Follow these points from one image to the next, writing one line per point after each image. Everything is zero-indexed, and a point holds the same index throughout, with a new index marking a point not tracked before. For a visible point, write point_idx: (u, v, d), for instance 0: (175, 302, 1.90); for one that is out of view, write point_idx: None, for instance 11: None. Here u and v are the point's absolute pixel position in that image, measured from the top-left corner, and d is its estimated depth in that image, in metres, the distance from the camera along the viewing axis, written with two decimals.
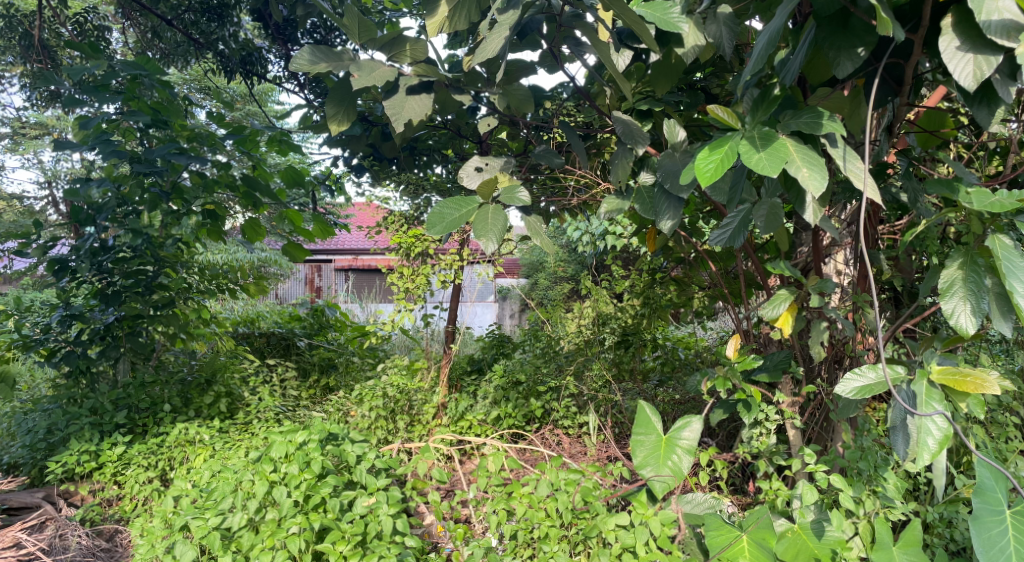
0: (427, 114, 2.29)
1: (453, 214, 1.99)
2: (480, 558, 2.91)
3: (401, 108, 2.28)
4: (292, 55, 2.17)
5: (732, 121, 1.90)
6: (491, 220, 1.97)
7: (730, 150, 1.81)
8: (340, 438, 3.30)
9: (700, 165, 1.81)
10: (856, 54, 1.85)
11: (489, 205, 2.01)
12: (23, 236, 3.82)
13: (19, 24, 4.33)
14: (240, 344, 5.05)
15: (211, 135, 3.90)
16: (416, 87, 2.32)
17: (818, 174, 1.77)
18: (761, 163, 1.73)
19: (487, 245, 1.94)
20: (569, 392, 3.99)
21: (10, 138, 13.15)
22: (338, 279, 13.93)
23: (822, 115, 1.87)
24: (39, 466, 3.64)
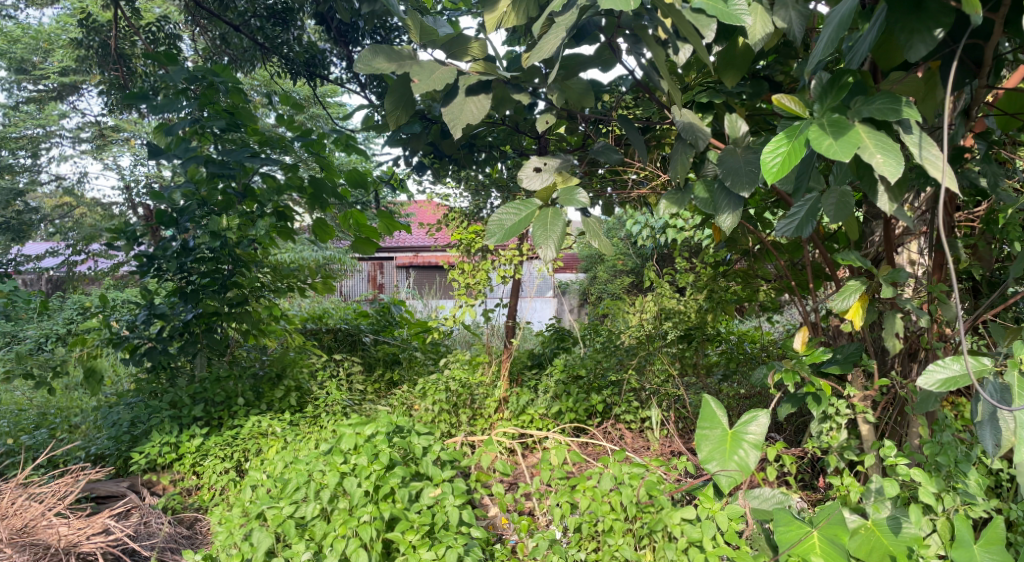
0: (485, 116, 2.26)
1: (515, 220, 1.97)
2: (546, 550, 2.94)
3: (460, 111, 2.26)
4: (357, 53, 2.17)
5: (801, 111, 1.91)
6: (551, 228, 1.94)
7: (799, 141, 1.78)
8: (406, 431, 3.38)
9: (767, 159, 1.80)
10: (931, 35, 1.80)
11: (549, 209, 1.98)
12: (109, 237, 4.03)
13: (98, 35, 4.53)
14: (309, 340, 5.21)
15: (280, 139, 4.04)
16: (475, 88, 2.28)
17: (894, 159, 1.71)
18: (830, 149, 1.69)
19: (545, 252, 1.91)
20: (630, 386, 4.01)
21: (96, 144, 13.92)
22: (398, 276, 14.18)
23: (897, 100, 1.81)
24: (123, 456, 3.83)
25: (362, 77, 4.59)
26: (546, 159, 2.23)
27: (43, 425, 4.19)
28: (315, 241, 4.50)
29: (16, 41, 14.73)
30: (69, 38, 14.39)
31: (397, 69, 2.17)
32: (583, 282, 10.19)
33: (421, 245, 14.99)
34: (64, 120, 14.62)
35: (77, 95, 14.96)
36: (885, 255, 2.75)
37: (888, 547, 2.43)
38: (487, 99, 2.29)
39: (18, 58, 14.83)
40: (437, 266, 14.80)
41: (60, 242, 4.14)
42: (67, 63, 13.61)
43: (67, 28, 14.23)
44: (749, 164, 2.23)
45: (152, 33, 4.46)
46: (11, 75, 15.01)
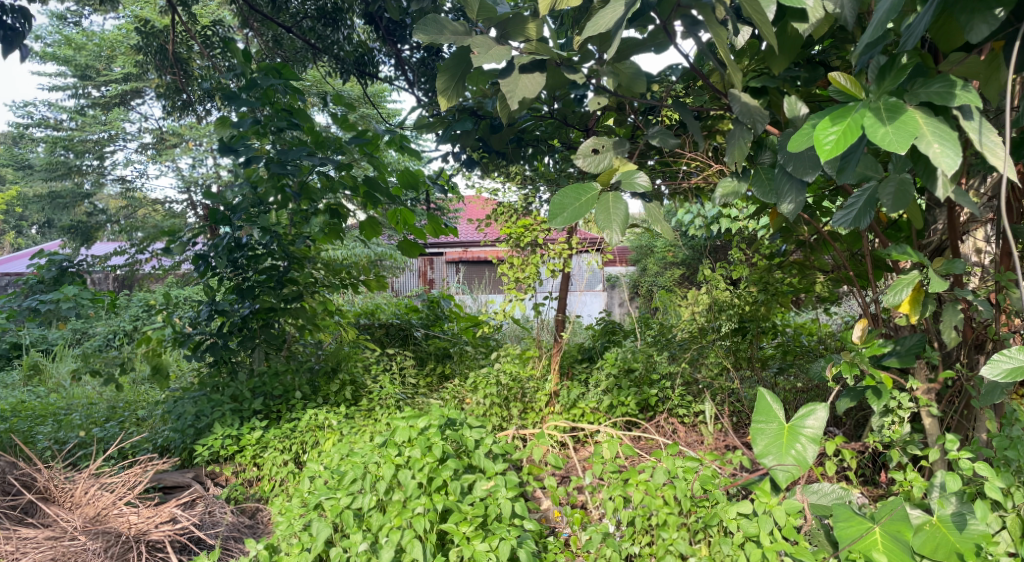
0: (539, 93, 2.27)
1: (575, 204, 1.97)
2: (599, 543, 2.95)
3: (514, 87, 2.27)
4: (413, 25, 2.18)
5: (856, 91, 1.87)
6: (612, 211, 1.94)
7: (854, 121, 1.70)
8: (458, 424, 3.40)
9: (820, 137, 1.71)
10: (993, 15, 1.75)
11: (609, 193, 1.98)
12: (169, 237, 4.17)
13: (156, 40, 4.67)
14: (362, 334, 5.31)
15: (337, 139, 4.15)
16: (530, 65, 2.29)
17: (951, 149, 1.66)
18: (886, 139, 1.62)
19: (609, 235, 1.92)
20: (682, 380, 3.98)
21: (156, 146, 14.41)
22: (448, 270, 14.29)
23: (955, 85, 1.77)
24: (188, 448, 3.97)
25: (410, 74, 4.67)
26: (603, 143, 2.34)
27: (112, 418, 4.37)
28: (365, 238, 4.57)
29: (81, 48, 15.41)
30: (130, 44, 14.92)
31: (455, 42, 2.19)
32: (633, 274, 10.12)
33: (470, 239, 15.04)
34: (127, 123, 15.18)
35: (136, 100, 15.49)
36: (950, 243, 2.66)
37: (955, 545, 2.38)
38: (541, 78, 2.29)
39: (82, 65, 15.43)
40: (485, 260, 14.86)
41: (125, 241, 4.30)
42: (130, 69, 14.13)
43: (126, 35, 14.75)
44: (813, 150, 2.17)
45: (208, 36, 4.59)
46: (77, 82, 15.64)
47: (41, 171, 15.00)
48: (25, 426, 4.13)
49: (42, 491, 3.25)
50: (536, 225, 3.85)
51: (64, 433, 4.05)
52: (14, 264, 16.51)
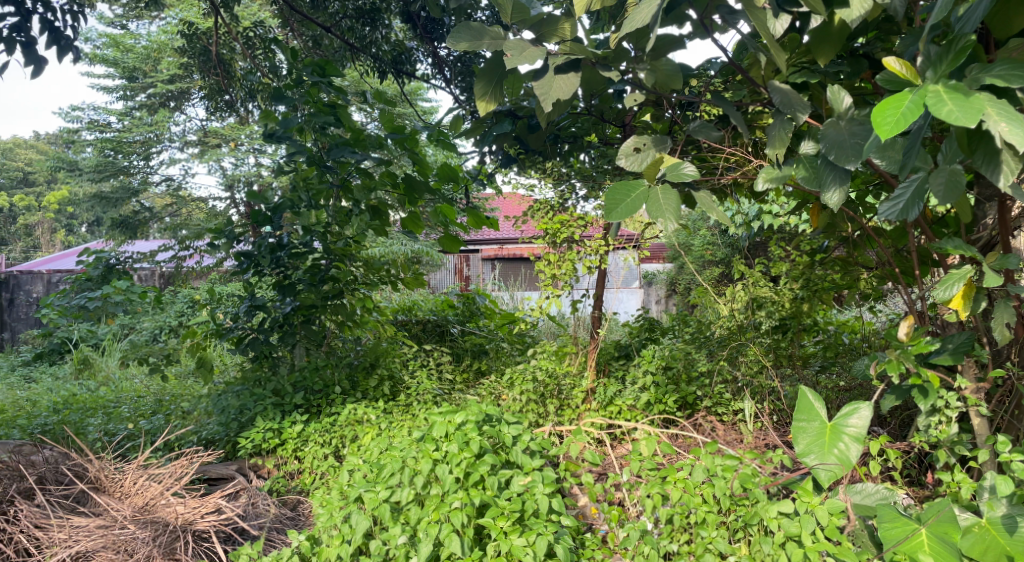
0: (573, 92, 2.24)
1: (627, 198, 1.99)
2: (637, 540, 2.93)
3: (548, 88, 2.25)
4: (447, 33, 2.20)
5: (910, 77, 1.83)
6: (664, 203, 1.97)
7: (914, 102, 1.63)
8: (496, 420, 3.41)
9: (877, 120, 1.61)
10: None
11: (658, 187, 2.02)
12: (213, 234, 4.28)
13: (199, 42, 4.77)
14: (400, 330, 5.36)
15: (377, 137, 4.21)
16: (564, 66, 2.27)
17: (1020, 127, 1.61)
18: (954, 115, 1.57)
19: (665, 224, 1.94)
20: (722, 377, 3.94)
21: (200, 147, 14.72)
22: (484, 268, 14.33)
23: (1017, 66, 1.73)
24: (232, 441, 4.05)
25: (447, 72, 4.71)
26: (644, 142, 2.36)
27: (159, 410, 4.50)
28: (406, 234, 4.59)
29: (128, 51, 15.84)
30: (174, 46, 15.31)
31: (490, 47, 2.19)
32: (671, 271, 10.04)
33: (506, 236, 15.05)
34: (172, 124, 15.59)
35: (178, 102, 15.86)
36: (1001, 238, 2.59)
37: (1005, 547, 2.30)
38: (576, 79, 2.27)
39: (130, 67, 15.86)
40: (520, 257, 14.87)
41: (170, 239, 4.41)
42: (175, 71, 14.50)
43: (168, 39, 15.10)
44: (855, 136, 2.16)
45: (250, 37, 4.68)
46: (125, 85, 16.10)
47: (90, 171, 15.49)
48: (78, 418, 4.27)
49: (93, 481, 3.35)
50: (572, 222, 3.86)
51: (113, 426, 4.17)
52: (65, 262, 17.07)
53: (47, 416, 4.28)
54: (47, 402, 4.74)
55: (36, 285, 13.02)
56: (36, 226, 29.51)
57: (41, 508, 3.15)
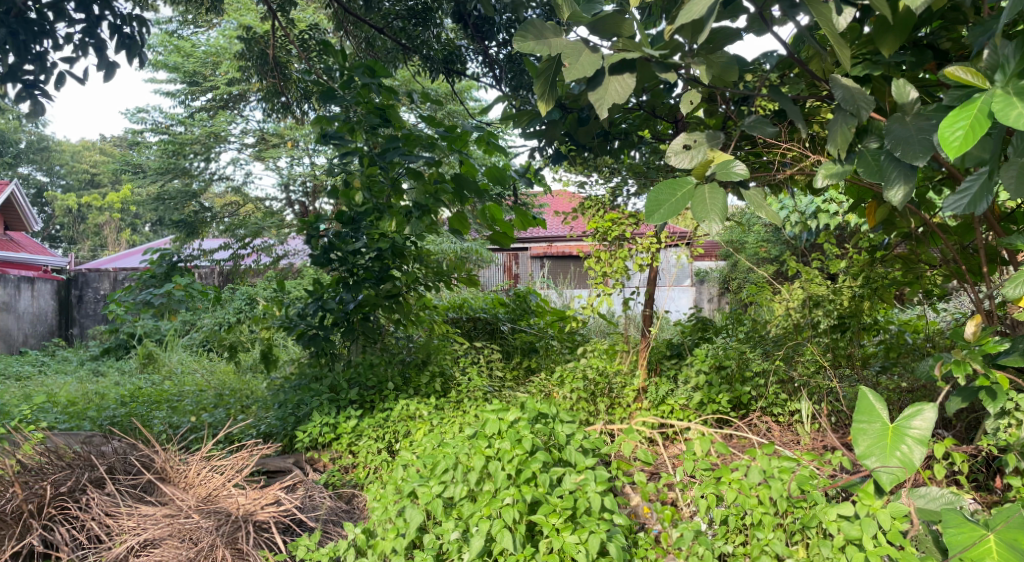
0: (630, 96, 2.19)
1: (672, 198, 1.95)
2: (691, 541, 2.91)
3: (604, 92, 2.21)
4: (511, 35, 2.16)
5: (977, 81, 1.75)
6: (710, 203, 1.93)
7: (981, 111, 1.63)
8: (549, 418, 3.40)
9: (945, 133, 1.63)
10: None
11: (705, 185, 1.97)
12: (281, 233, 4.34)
13: (256, 45, 4.89)
14: (451, 328, 5.42)
15: (426, 135, 4.26)
16: (619, 66, 2.20)
17: None
18: (1022, 121, 1.57)
19: (709, 225, 1.90)
20: (778, 378, 3.88)
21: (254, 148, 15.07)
22: (533, 266, 14.34)
23: None
24: (289, 435, 4.15)
25: (497, 70, 4.74)
26: (695, 138, 2.26)
27: (220, 404, 4.64)
28: (455, 232, 4.62)
29: (187, 55, 16.30)
30: (232, 50, 15.79)
31: (548, 53, 2.13)
32: (724, 270, 9.90)
33: (555, 233, 15.02)
34: (229, 126, 16.04)
35: (230, 105, 16.28)
36: None
37: None
38: (632, 79, 2.21)
39: (190, 71, 16.37)
40: (570, 254, 14.84)
41: (229, 238, 4.54)
42: (233, 74, 14.95)
43: (224, 43, 15.52)
44: (923, 133, 2.10)
45: (305, 39, 4.79)
46: (186, 88, 16.66)
47: (152, 172, 16.10)
48: (144, 411, 4.44)
49: (159, 471, 3.47)
50: (624, 219, 3.79)
51: (177, 419, 4.32)
52: (128, 260, 17.71)
53: (115, 409, 4.46)
54: (115, 395, 4.94)
55: (104, 283, 13.78)
56: (101, 226, 30.73)
57: (111, 497, 3.28)
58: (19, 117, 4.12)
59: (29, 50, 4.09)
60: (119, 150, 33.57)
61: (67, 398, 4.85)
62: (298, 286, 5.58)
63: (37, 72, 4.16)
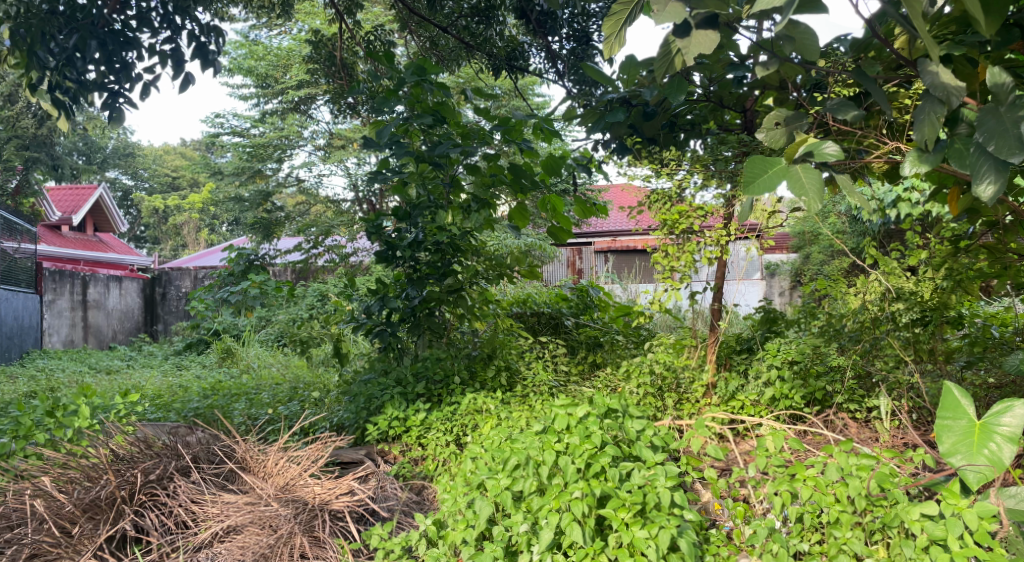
0: (714, 52, 2.10)
1: (763, 173, 1.99)
2: (765, 538, 2.84)
3: (688, 44, 2.13)
4: None
5: None
6: (805, 180, 1.96)
7: None
8: (617, 412, 3.39)
9: None
10: None
11: (799, 164, 1.99)
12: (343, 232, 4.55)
13: (324, 47, 5.03)
14: (515, 322, 5.46)
15: (483, 131, 4.30)
16: (707, 21, 2.12)
17: None
18: None
19: (806, 202, 1.93)
20: (854, 373, 3.77)
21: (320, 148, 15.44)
22: (598, 261, 14.23)
23: None
24: (361, 427, 4.26)
25: (560, 65, 4.77)
26: (784, 116, 2.35)
27: (294, 397, 4.81)
28: (516, 226, 4.64)
29: (261, 59, 16.85)
30: (301, 54, 16.25)
31: None
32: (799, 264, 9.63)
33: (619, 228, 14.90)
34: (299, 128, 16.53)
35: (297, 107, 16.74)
36: None
37: None
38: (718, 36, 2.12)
39: (262, 74, 16.84)
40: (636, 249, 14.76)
41: (299, 236, 4.69)
42: (299, 77, 15.40)
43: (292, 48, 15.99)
44: (1020, 126, 2.04)
45: (370, 40, 4.91)
46: (255, 92, 17.28)
47: (226, 174, 16.81)
48: (225, 403, 4.64)
49: (240, 461, 3.63)
50: (693, 212, 3.70)
51: (255, 411, 4.50)
52: (203, 260, 18.46)
53: (198, 401, 4.68)
54: (197, 388, 5.18)
55: (185, 281, 14.55)
56: (178, 227, 32.14)
57: (196, 485, 3.44)
58: (106, 124, 4.35)
59: (114, 59, 4.31)
60: (192, 153, 35.04)
61: (154, 390, 5.12)
62: (366, 282, 5.73)
63: (121, 80, 4.38)
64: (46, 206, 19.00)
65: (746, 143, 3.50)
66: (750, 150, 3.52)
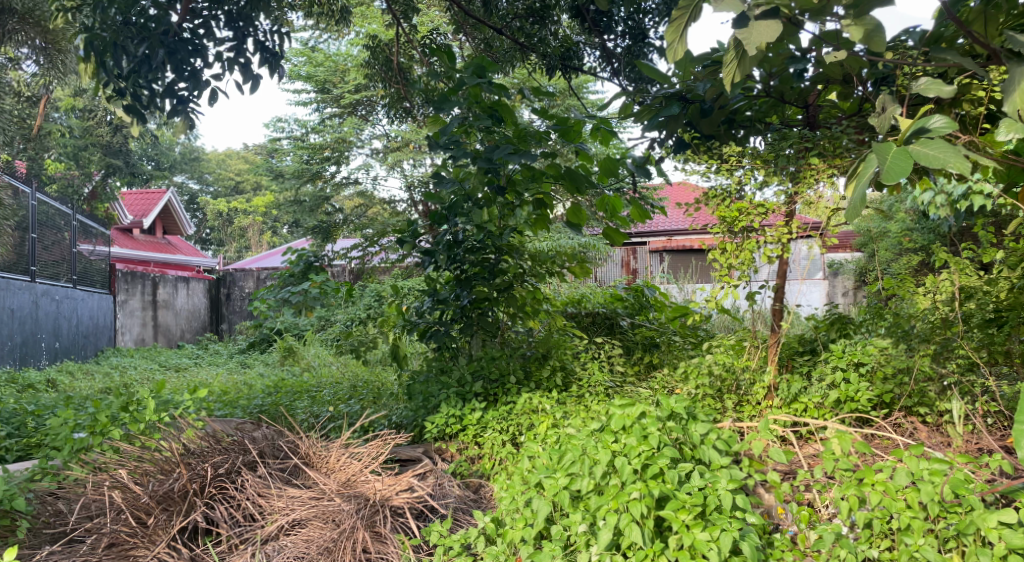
0: (777, 40, 2.05)
1: (894, 159, 2.09)
2: (831, 544, 2.77)
3: (749, 36, 2.08)
4: None
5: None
6: (936, 153, 2.13)
7: None
8: (678, 414, 3.36)
9: None
10: None
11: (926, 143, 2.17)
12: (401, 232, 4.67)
13: (382, 51, 5.15)
14: (571, 323, 5.47)
15: (537, 131, 4.32)
16: (767, 14, 2.09)
17: None
18: None
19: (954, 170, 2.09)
20: (923, 375, 3.66)
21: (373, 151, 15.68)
22: (653, 260, 14.06)
23: None
24: (419, 425, 4.33)
25: (616, 64, 4.78)
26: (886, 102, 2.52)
27: (354, 395, 4.92)
28: (572, 226, 4.65)
29: (319, 64, 17.25)
30: (357, 58, 16.59)
31: None
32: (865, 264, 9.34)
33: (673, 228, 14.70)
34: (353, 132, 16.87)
35: (351, 111, 17.07)
36: None
37: None
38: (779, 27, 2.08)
39: (321, 79, 17.17)
40: (691, 248, 14.62)
41: (358, 238, 4.80)
42: (355, 82, 15.74)
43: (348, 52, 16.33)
44: None
45: (426, 44, 5.00)
46: (311, 97, 17.71)
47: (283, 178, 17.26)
48: (287, 400, 4.78)
49: (304, 456, 3.74)
50: (752, 209, 3.63)
51: (317, 408, 4.62)
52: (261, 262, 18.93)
53: (262, 398, 4.83)
54: (261, 385, 5.34)
55: (248, 281, 15.29)
56: (234, 230, 33.05)
57: (262, 479, 3.53)
58: (175, 130, 4.52)
59: (183, 68, 4.48)
60: (248, 157, 36.06)
61: (220, 387, 5.30)
62: (423, 282, 5.82)
63: (190, 88, 4.54)
64: (116, 210, 19.88)
65: (807, 138, 3.42)
66: (811, 146, 3.45)
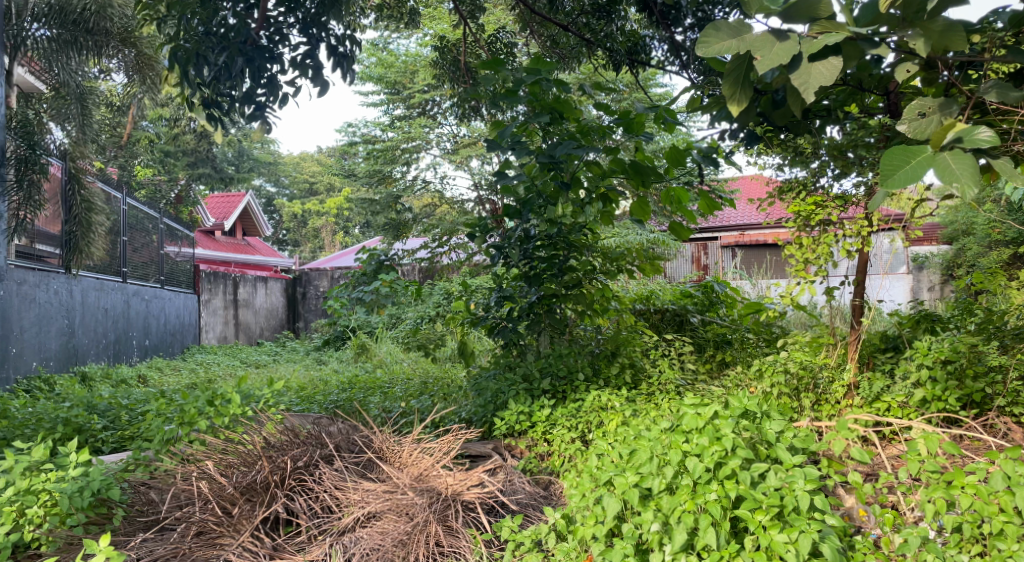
0: (837, 78, 2.05)
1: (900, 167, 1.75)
2: (916, 547, 2.66)
3: (807, 75, 2.08)
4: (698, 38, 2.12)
5: None
6: (958, 169, 1.75)
7: None
8: (751, 412, 3.29)
9: None
10: None
11: (948, 154, 1.77)
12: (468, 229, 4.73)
13: (450, 52, 5.25)
14: (639, 320, 5.43)
15: (601, 127, 4.29)
16: (821, 50, 2.08)
17: None
18: None
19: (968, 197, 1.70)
20: (1017, 373, 3.48)
21: None
22: (723, 255, 13.77)
23: None
24: (488, 421, 4.37)
25: (684, 56, 4.72)
26: (931, 106, 2.16)
27: (425, 392, 5.02)
28: (637, 221, 4.60)
29: (388, 66, 17.66)
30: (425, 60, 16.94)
31: (737, 46, 2.07)
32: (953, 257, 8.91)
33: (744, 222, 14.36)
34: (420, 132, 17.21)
35: (418, 112, 17.41)
36: None
37: None
38: (838, 59, 2.07)
39: (392, 81, 17.66)
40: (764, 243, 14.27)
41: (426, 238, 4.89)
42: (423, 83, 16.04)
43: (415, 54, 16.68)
44: None
45: (493, 43, 5.05)
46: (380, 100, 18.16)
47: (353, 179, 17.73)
48: (361, 396, 4.92)
49: (378, 451, 3.84)
50: (828, 203, 3.53)
51: (390, 404, 4.73)
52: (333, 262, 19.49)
53: (336, 394, 4.98)
54: (336, 381, 5.51)
55: (322, 280, 15.84)
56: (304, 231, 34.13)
57: (339, 472, 3.66)
58: (254, 134, 4.72)
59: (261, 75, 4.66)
60: (317, 160, 37.18)
61: (297, 383, 5.48)
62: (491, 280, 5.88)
63: (267, 94, 4.73)
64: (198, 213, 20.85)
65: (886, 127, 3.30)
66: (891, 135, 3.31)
